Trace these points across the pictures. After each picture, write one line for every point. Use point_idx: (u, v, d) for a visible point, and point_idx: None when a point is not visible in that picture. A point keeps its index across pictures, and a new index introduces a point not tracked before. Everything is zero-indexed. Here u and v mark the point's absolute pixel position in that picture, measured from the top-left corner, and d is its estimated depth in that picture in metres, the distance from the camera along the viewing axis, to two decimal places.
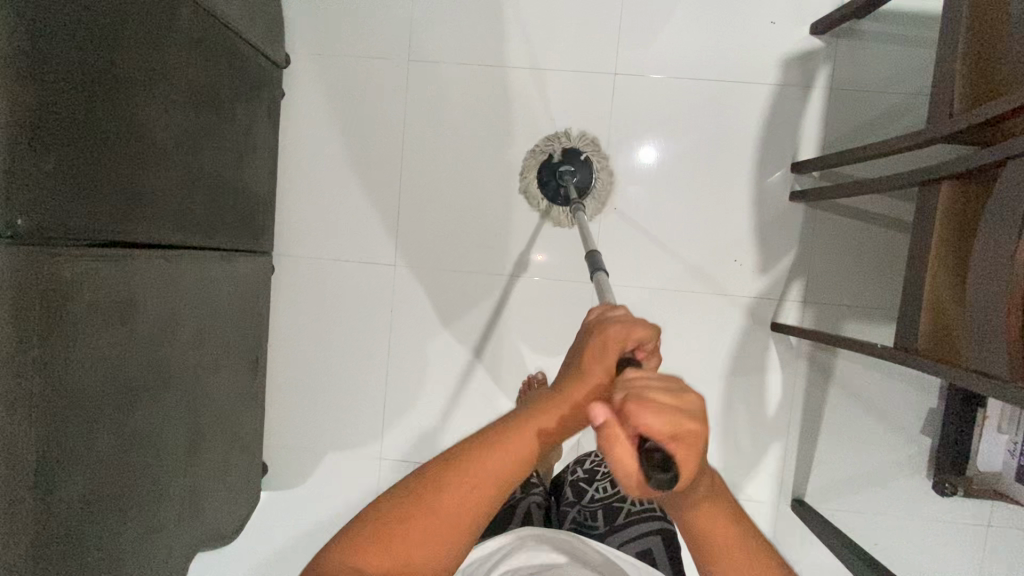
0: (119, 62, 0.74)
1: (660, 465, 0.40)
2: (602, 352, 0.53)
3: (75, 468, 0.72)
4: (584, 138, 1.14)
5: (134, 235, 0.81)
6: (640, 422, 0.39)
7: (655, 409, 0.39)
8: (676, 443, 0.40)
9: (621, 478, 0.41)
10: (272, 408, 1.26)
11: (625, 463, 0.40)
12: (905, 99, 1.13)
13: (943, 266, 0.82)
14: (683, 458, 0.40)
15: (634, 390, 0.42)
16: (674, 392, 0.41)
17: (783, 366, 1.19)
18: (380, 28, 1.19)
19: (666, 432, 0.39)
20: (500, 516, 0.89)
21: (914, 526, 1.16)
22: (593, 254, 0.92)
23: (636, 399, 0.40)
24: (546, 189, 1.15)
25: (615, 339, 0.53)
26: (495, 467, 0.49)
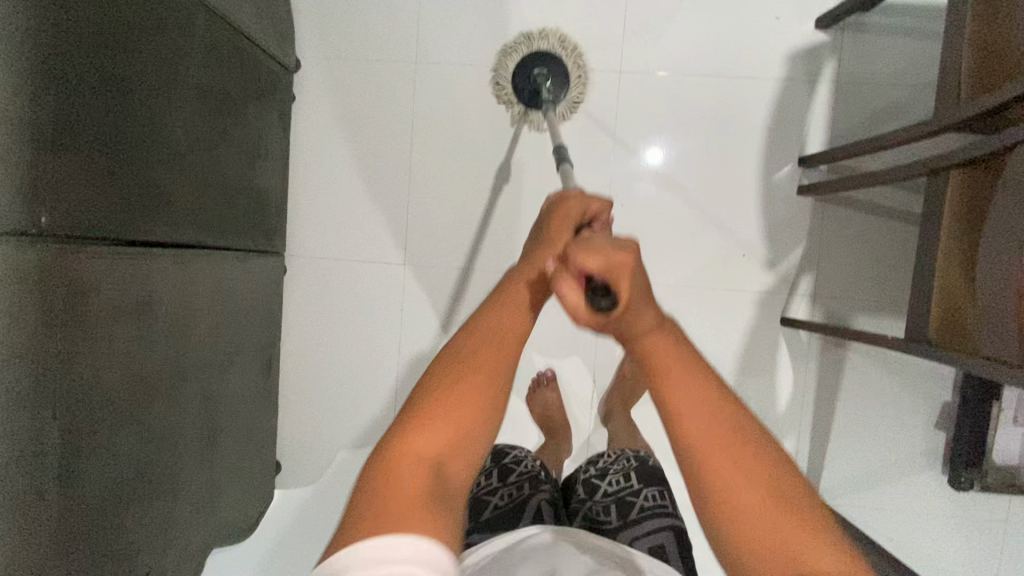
0: (133, 64, 0.76)
1: (602, 297, 0.43)
2: (561, 224, 0.54)
3: (96, 463, 0.74)
4: (562, 44, 1.15)
5: (151, 236, 0.83)
6: (580, 262, 0.42)
7: (589, 250, 0.43)
8: (610, 275, 0.42)
9: (571, 313, 0.44)
10: (285, 409, 1.27)
11: (572, 298, 0.44)
12: (910, 91, 1.12)
13: (954, 253, 0.81)
14: (620, 283, 0.42)
15: (576, 239, 0.45)
16: (609, 240, 0.44)
17: (795, 361, 1.19)
18: (389, 30, 1.21)
19: (602, 266, 0.42)
20: (510, 514, 0.89)
21: (930, 522, 1.14)
22: (560, 147, 0.91)
23: (577, 245, 0.44)
24: (519, 94, 1.16)
25: (575, 208, 0.56)
26: (486, 363, 0.48)
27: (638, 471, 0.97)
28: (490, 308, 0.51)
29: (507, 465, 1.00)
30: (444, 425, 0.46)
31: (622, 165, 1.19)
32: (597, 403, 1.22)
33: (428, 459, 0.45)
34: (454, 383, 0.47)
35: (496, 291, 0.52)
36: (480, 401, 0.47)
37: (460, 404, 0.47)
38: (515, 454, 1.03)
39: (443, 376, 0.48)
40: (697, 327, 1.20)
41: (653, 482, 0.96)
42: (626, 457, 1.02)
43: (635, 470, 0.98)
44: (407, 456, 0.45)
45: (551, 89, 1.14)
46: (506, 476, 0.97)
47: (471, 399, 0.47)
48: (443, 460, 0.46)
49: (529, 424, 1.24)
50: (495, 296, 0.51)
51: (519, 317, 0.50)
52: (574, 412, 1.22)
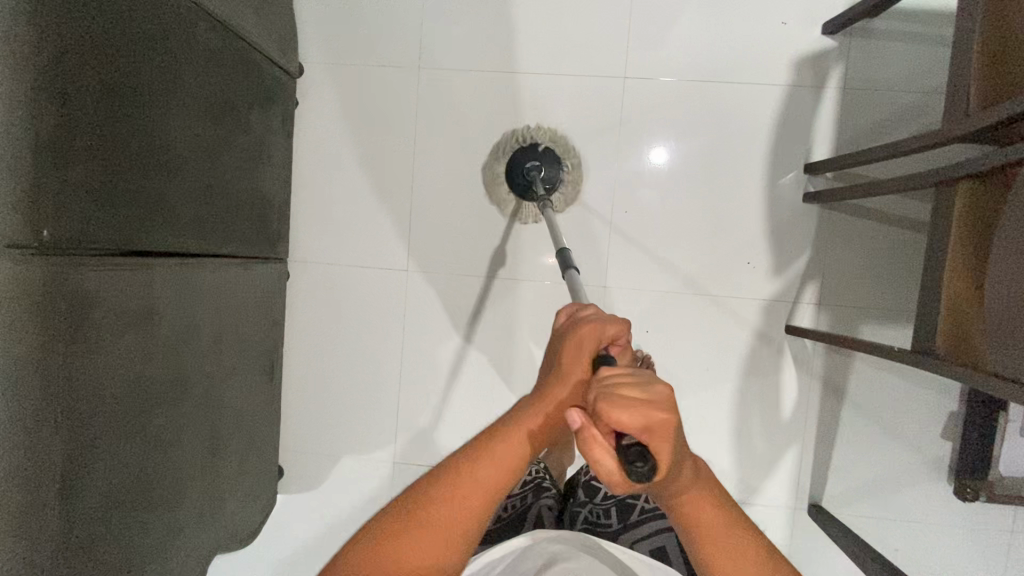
0: (136, 77, 0.76)
1: (639, 462, 0.44)
2: (581, 349, 0.60)
3: (100, 475, 0.74)
4: (538, 130, 1.16)
5: (154, 246, 0.83)
6: (613, 420, 0.44)
7: (623, 407, 0.44)
8: (648, 435, 0.45)
9: (609, 479, 0.47)
10: (288, 414, 1.28)
11: (607, 465, 0.46)
12: (918, 98, 1.11)
13: (962, 265, 0.80)
14: (654, 446, 0.45)
15: (602, 388, 0.47)
16: (642, 386, 0.46)
17: (799, 369, 1.18)
18: (392, 36, 1.21)
19: (637, 426, 0.44)
20: (513, 522, 0.91)
21: (936, 531, 1.14)
22: (563, 251, 0.94)
23: (607, 399, 0.45)
24: (514, 188, 1.15)
25: (592, 335, 0.60)
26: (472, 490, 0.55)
27: None
28: (482, 445, 0.58)
29: None
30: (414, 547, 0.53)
31: (627, 168, 1.18)
32: None
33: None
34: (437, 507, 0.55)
35: (509, 418, 0.60)
36: (451, 532, 0.54)
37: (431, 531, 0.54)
38: None
39: (419, 504, 0.55)
40: (701, 335, 1.19)
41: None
42: None
43: None
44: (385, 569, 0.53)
45: (545, 180, 1.13)
46: (508, 484, 0.97)
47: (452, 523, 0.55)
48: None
49: None
50: (509, 424, 0.59)
51: (504, 456, 0.57)
52: None
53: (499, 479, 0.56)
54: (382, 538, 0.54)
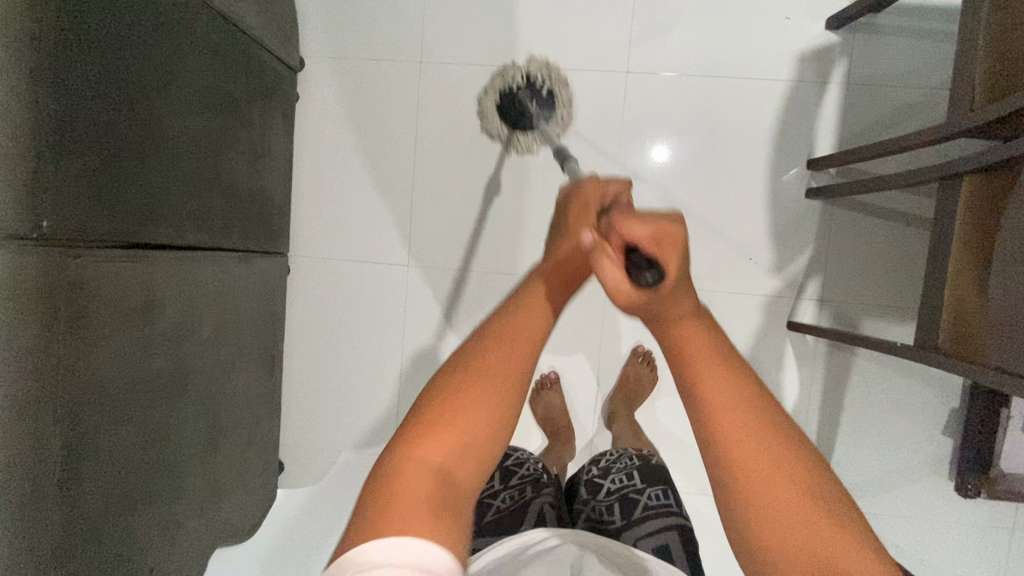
0: (136, 66, 0.76)
1: (646, 270, 0.47)
2: (585, 209, 0.55)
3: (99, 467, 0.74)
4: (549, 72, 1.09)
5: (154, 239, 0.83)
6: (628, 231, 0.47)
7: (637, 221, 0.47)
8: (658, 247, 0.46)
9: (613, 287, 0.47)
10: (288, 409, 1.27)
11: (615, 274, 0.47)
12: (921, 94, 1.11)
13: (964, 261, 0.79)
14: (663, 256, 0.46)
15: (621, 215, 0.49)
16: (653, 215, 0.48)
17: (800, 366, 1.18)
18: (393, 30, 1.20)
19: (647, 236, 0.47)
20: (514, 514, 0.89)
21: (935, 528, 1.14)
22: (564, 166, 0.89)
23: (623, 220, 0.49)
24: (505, 115, 1.10)
25: (596, 191, 0.56)
26: (497, 369, 0.46)
27: (641, 470, 0.97)
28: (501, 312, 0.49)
29: (510, 468, 1.00)
30: (450, 436, 0.45)
31: (628, 164, 1.18)
32: (601, 407, 1.21)
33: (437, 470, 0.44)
34: (465, 389, 0.46)
35: (518, 288, 0.51)
36: (486, 419, 0.46)
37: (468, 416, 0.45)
38: (516, 457, 1.03)
39: (450, 387, 0.46)
40: None
41: (657, 481, 0.96)
42: (628, 456, 1.02)
43: (637, 470, 0.97)
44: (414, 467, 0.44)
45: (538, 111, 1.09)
46: (508, 479, 0.97)
47: (479, 405, 0.46)
48: (450, 471, 0.45)
49: (532, 427, 1.24)
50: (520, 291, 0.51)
51: (526, 323, 0.48)
52: (579, 415, 1.22)
53: (527, 344, 0.48)
54: (412, 430, 0.45)
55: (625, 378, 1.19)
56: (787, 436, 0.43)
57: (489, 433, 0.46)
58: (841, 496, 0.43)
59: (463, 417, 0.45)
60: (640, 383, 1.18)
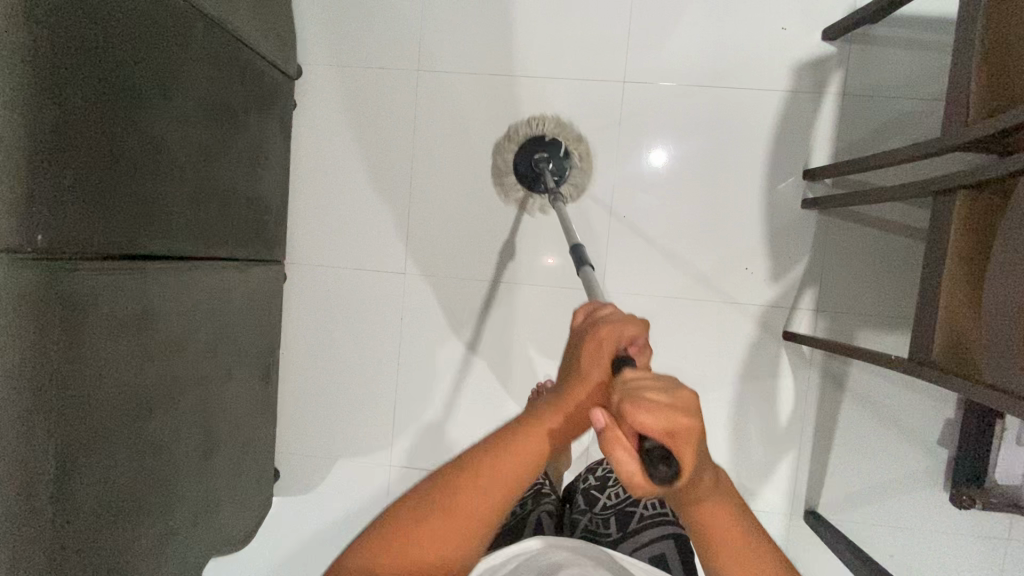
0: (132, 80, 0.76)
1: (661, 466, 0.41)
2: (597, 348, 0.55)
3: (94, 480, 0.74)
4: (574, 138, 1.15)
5: (149, 250, 0.83)
6: (638, 422, 0.42)
7: (649, 408, 0.42)
8: (671, 442, 0.42)
9: (628, 480, 0.43)
10: (284, 416, 1.27)
11: (629, 467, 0.43)
12: (917, 105, 1.11)
13: (959, 274, 0.79)
14: (681, 451, 0.42)
15: (627, 387, 0.44)
16: (666, 390, 0.43)
17: (796, 374, 1.18)
18: (391, 38, 1.20)
19: (661, 429, 0.42)
20: (514, 528, 0.89)
21: (929, 536, 1.14)
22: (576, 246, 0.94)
23: (632, 400, 0.43)
24: (523, 178, 1.15)
25: (609, 338, 0.54)
26: (484, 491, 0.50)
27: None
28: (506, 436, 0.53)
29: None
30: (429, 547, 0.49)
31: (627, 170, 1.18)
32: None
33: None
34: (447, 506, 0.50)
35: (525, 422, 0.54)
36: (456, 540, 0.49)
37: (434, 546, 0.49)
38: None
39: (435, 505, 0.50)
40: (699, 339, 1.19)
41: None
42: None
43: None
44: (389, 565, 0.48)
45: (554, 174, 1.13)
46: None
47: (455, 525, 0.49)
48: None
49: None
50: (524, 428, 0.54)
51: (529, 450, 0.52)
52: None
53: (506, 490, 0.51)
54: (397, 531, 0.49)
55: None
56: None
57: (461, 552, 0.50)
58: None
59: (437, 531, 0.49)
60: None
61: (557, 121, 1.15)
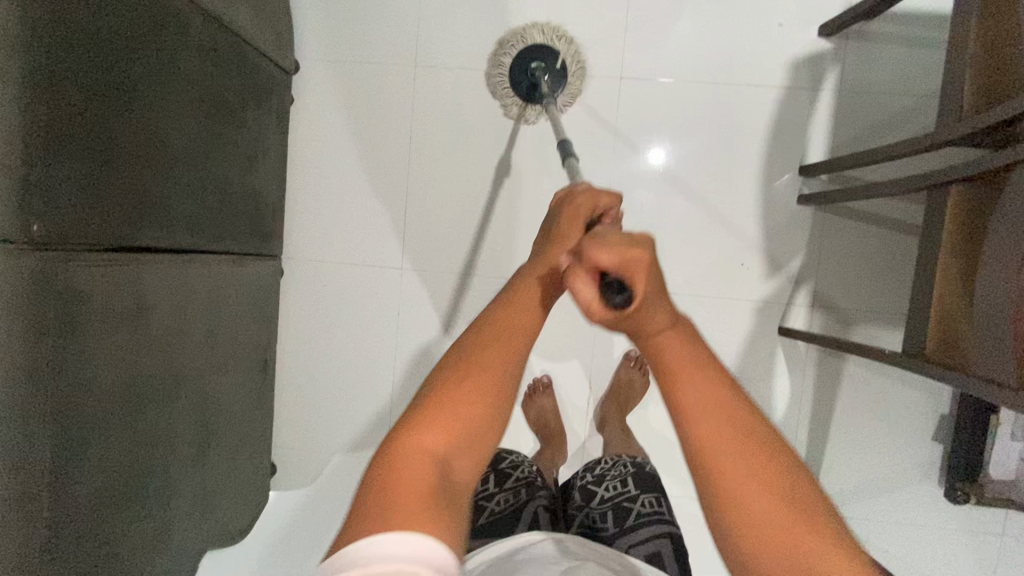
0: (128, 70, 0.76)
1: (616, 292, 0.42)
2: (571, 217, 0.52)
3: (89, 471, 0.74)
4: (567, 46, 1.13)
5: (146, 242, 0.83)
6: (593, 255, 0.41)
7: (604, 243, 0.41)
8: (628, 271, 0.41)
9: (587, 311, 0.43)
10: (280, 411, 1.28)
11: (586, 295, 0.42)
12: (912, 102, 1.12)
13: (952, 269, 0.80)
14: (636, 281, 0.41)
15: (587, 235, 0.44)
16: (625, 234, 0.43)
17: (792, 370, 1.18)
18: (389, 33, 1.20)
19: (616, 260, 0.41)
20: (508, 516, 0.89)
21: (923, 532, 1.14)
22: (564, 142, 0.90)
23: (591, 238, 0.42)
24: (518, 88, 1.15)
25: (586, 203, 0.53)
26: (493, 356, 0.47)
27: (635, 477, 0.97)
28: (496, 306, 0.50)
29: (504, 470, 0.99)
30: (452, 423, 0.45)
31: (624, 165, 1.18)
32: (593, 411, 1.21)
33: (434, 457, 0.44)
34: (465, 375, 0.47)
35: (511, 290, 0.51)
36: (481, 406, 0.46)
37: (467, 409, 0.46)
38: (510, 459, 1.02)
39: (455, 376, 0.47)
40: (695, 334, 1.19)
41: (651, 489, 0.96)
42: (623, 463, 1.02)
43: (632, 476, 0.98)
44: (414, 451, 0.44)
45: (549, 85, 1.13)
46: (502, 482, 0.97)
47: (475, 395, 0.46)
48: (449, 460, 0.45)
49: (524, 430, 1.24)
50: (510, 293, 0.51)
51: (519, 315, 0.49)
52: (571, 418, 1.22)
53: (524, 344, 0.49)
54: (418, 414, 0.46)
55: (617, 382, 1.19)
56: (778, 455, 0.43)
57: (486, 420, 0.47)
58: (842, 528, 0.43)
59: (459, 405, 0.46)
60: (633, 388, 1.18)
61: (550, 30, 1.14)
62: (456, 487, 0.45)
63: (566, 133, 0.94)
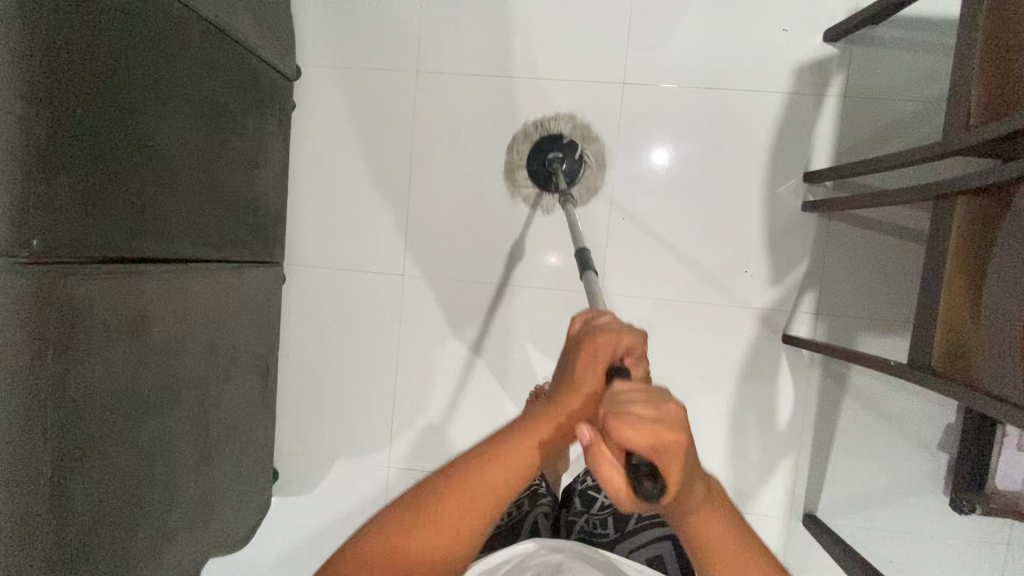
0: (126, 82, 0.75)
1: (648, 481, 0.41)
2: (592, 357, 0.53)
3: (90, 484, 0.74)
4: (586, 140, 1.17)
5: (146, 253, 0.83)
6: (621, 439, 0.40)
7: (635, 425, 0.40)
8: (659, 455, 0.41)
9: (614, 495, 0.43)
10: (282, 417, 1.28)
11: (613, 479, 0.42)
12: (919, 107, 1.10)
13: (958, 279, 0.79)
14: (667, 468, 0.42)
15: (611, 404, 0.43)
16: (651, 404, 0.42)
17: (796, 377, 1.17)
18: (391, 39, 1.20)
19: (647, 444, 0.40)
20: (510, 531, 0.89)
21: (933, 542, 1.12)
22: (582, 251, 0.90)
23: (618, 415, 0.41)
24: (535, 177, 1.17)
25: (604, 348, 0.53)
26: (475, 497, 0.50)
27: None
28: (502, 440, 0.53)
29: None
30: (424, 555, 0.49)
31: (627, 170, 1.17)
32: None
33: None
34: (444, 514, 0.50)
35: (512, 436, 0.53)
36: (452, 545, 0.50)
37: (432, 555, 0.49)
38: None
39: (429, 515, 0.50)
40: (698, 340, 1.19)
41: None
42: None
43: None
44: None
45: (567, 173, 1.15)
46: None
47: (449, 533, 0.50)
48: None
49: None
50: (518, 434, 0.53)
51: (519, 459, 0.52)
52: None
53: (503, 495, 0.51)
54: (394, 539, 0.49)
55: None
56: None
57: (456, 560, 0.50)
58: None
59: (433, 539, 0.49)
60: None
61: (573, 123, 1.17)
62: None
63: (582, 237, 0.94)
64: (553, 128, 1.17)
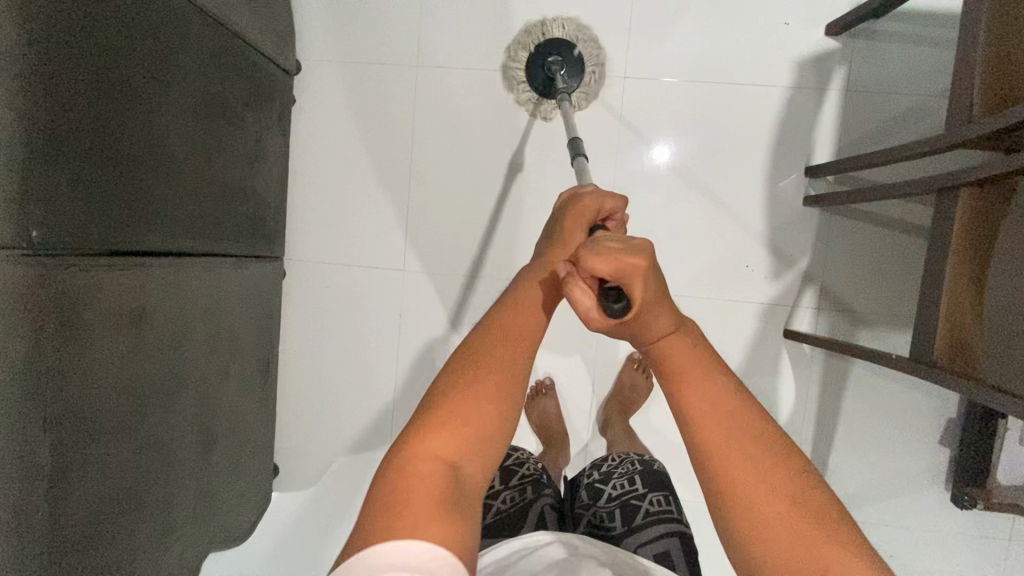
0: (128, 76, 0.75)
1: (614, 299, 0.48)
2: (579, 216, 0.58)
3: (91, 477, 0.75)
4: (583, 39, 1.12)
5: (146, 247, 0.83)
6: (591, 267, 0.46)
7: (599, 254, 0.46)
8: (625, 279, 0.46)
9: (586, 316, 0.49)
10: (282, 412, 1.28)
11: (585, 303, 0.49)
12: (921, 102, 1.10)
13: (963, 273, 0.78)
14: (632, 286, 0.46)
15: (585, 242, 0.48)
16: (624, 242, 0.47)
17: (797, 372, 1.17)
18: (390, 33, 1.19)
19: (612, 270, 0.46)
20: (514, 515, 0.88)
21: (929, 535, 1.13)
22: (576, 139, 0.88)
23: (589, 249, 0.47)
24: (534, 82, 1.13)
25: (589, 206, 0.58)
26: (493, 355, 0.50)
27: (643, 474, 0.96)
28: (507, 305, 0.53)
29: (509, 465, 0.98)
30: (452, 428, 0.47)
31: (629, 165, 1.17)
32: (596, 412, 1.21)
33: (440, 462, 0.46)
34: (467, 382, 0.48)
35: (508, 295, 0.54)
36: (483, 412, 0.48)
37: (468, 420, 0.47)
38: (516, 456, 1.01)
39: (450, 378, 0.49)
40: None
41: (658, 487, 0.94)
42: (630, 461, 1.01)
43: (640, 474, 0.97)
44: (416, 459, 0.46)
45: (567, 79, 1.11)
46: (507, 478, 0.96)
47: (473, 399, 0.48)
48: (460, 466, 0.47)
49: (526, 431, 1.24)
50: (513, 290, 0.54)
51: (527, 320, 0.52)
52: (574, 420, 1.22)
53: (518, 351, 0.50)
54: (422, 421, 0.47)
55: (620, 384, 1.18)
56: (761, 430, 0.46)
57: (487, 434, 0.48)
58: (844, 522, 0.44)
59: (465, 408, 0.47)
60: (636, 391, 1.17)
61: (565, 23, 1.12)
62: (467, 488, 0.47)
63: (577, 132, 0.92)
64: (556, 32, 1.11)
